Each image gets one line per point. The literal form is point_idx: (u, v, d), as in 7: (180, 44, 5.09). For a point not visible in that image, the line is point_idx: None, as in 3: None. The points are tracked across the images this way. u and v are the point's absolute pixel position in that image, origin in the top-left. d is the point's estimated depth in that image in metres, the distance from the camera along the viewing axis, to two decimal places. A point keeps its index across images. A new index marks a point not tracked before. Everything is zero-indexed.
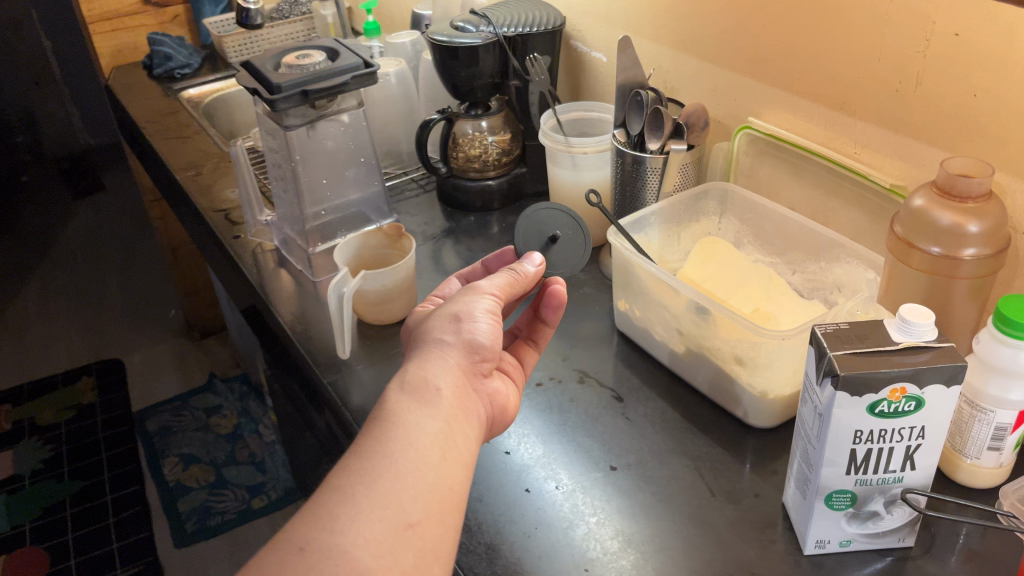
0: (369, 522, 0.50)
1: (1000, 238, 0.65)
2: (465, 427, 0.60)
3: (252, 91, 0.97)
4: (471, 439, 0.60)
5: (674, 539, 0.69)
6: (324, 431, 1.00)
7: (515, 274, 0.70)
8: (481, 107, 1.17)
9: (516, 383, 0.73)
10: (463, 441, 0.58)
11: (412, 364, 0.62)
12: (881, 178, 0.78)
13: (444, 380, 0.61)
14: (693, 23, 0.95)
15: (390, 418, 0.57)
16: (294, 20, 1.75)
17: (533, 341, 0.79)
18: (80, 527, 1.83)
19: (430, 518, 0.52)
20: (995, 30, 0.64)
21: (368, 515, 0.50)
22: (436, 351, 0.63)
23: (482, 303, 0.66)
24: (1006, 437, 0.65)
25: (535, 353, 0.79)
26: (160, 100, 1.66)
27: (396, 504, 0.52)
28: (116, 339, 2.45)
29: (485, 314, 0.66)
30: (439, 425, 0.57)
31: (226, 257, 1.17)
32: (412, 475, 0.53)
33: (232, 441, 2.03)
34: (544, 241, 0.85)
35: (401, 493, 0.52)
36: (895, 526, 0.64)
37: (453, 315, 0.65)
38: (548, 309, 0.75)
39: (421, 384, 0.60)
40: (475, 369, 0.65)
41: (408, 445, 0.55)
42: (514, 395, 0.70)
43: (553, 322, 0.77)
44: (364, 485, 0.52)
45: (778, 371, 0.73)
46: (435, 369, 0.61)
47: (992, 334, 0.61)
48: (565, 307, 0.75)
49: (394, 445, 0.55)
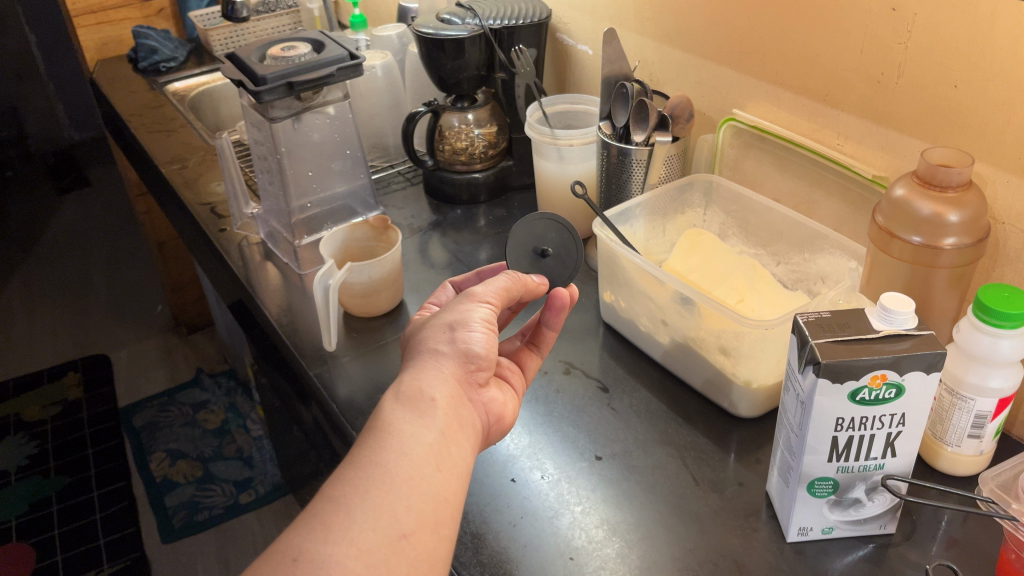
0: (362, 532, 0.50)
1: (980, 228, 0.65)
2: (460, 436, 0.60)
3: (236, 82, 0.96)
4: (466, 450, 0.60)
5: (658, 528, 0.69)
6: (310, 424, 1.00)
7: (512, 279, 0.69)
8: (468, 99, 1.17)
9: (515, 390, 0.72)
10: (458, 451, 0.58)
11: (406, 374, 0.62)
12: (863, 168, 0.79)
13: (439, 390, 0.61)
14: (677, 16, 0.95)
15: (384, 429, 0.57)
16: (280, 14, 1.73)
17: (535, 345, 0.78)
18: (67, 523, 1.82)
19: (424, 528, 0.53)
20: (974, 20, 0.65)
21: (361, 526, 0.50)
22: (430, 362, 0.63)
23: (478, 312, 0.65)
24: (986, 425, 0.65)
25: (539, 356, 0.78)
26: (145, 93, 1.65)
27: (390, 514, 0.52)
28: (101, 335, 2.44)
29: (480, 323, 0.65)
30: (432, 436, 0.57)
31: (212, 250, 1.16)
32: (405, 486, 0.53)
33: (220, 436, 2.02)
34: (534, 257, 0.79)
35: (395, 503, 0.52)
36: (877, 513, 0.65)
37: (448, 326, 0.65)
38: (551, 309, 0.73)
39: (416, 395, 0.59)
40: (470, 379, 0.64)
41: (401, 456, 0.55)
42: (512, 404, 0.69)
43: (556, 326, 0.76)
44: (356, 496, 0.52)
45: (761, 361, 0.74)
46: (430, 380, 0.61)
47: (972, 322, 0.62)
48: (569, 307, 0.73)
49: (387, 455, 0.55)
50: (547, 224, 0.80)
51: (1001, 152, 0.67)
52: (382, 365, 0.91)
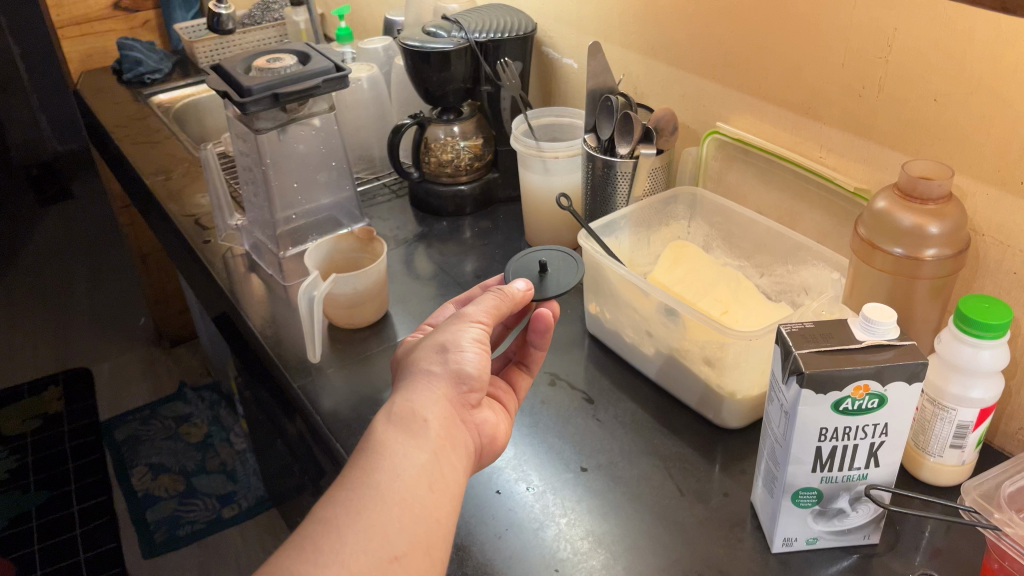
0: (354, 554, 0.50)
1: (960, 239, 0.66)
2: (452, 457, 0.59)
3: (222, 94, 0.96)
4: (459, 470, 0.59)
5: (643, 538, 0.69)
6: (294, 438, 0.99)
7: (502, 295, 0.67)
8: (453, 112, 1.17)
9: (507, 411, 0.72)
10: (450, 472, 0.58)
11: (399, 394, 0.61)
12: (845, 181, 0.80)
13: (431, 411, 0.60)
14: (661, 30, 0.96)
15: (376, 450, 0.56)
16: (266, 26, 1.74)
17: (524, 365, 0.78)
18: (46, 539, 1.80)
19: (416, 550, 0.52)
20: (952, 35, 0.66)
21: (352, 548, 0.50)
22: (422, 382, 0.62)
23: (470, 332, 0.64)
24: (967, 435, 0.66)
25: (529, 376, 0.78)
26: (129, 105, 1.64)
27: (382, 536, 0.51)
28: (83, 348, 2.42)
29: (473, 343, 0.64)
30: (425, 456, 0.57)
31: (196, 262, 1.16)
32: (397, 508, 0.53)
33: (202, 449, 2.01)
34: (534, 274, 0.75)
35: (386, 526, 0.52)
36: (861, 523, 0.65)
37: (440, 345, 0.64)
38: (535, 332, 0.73)
39: (407, 416, 0.59)
40: (463, 400, 0.64)
41: (393, 477, 0.55)
42: (504, 424, 0.69)
43: (542, 347, 0.75)
44: (348, 517, 0.52)
45: (746, 371, 0.74)
46: (422, 400, 0.60)
47: (953, 332, 0.63)
48: (552, 328, 0.72)
49: (380, 477, 0.54)
50: (556, 257, 0.79)
51: (979, 164, 0.68)
52: (368, 377, 0.90)
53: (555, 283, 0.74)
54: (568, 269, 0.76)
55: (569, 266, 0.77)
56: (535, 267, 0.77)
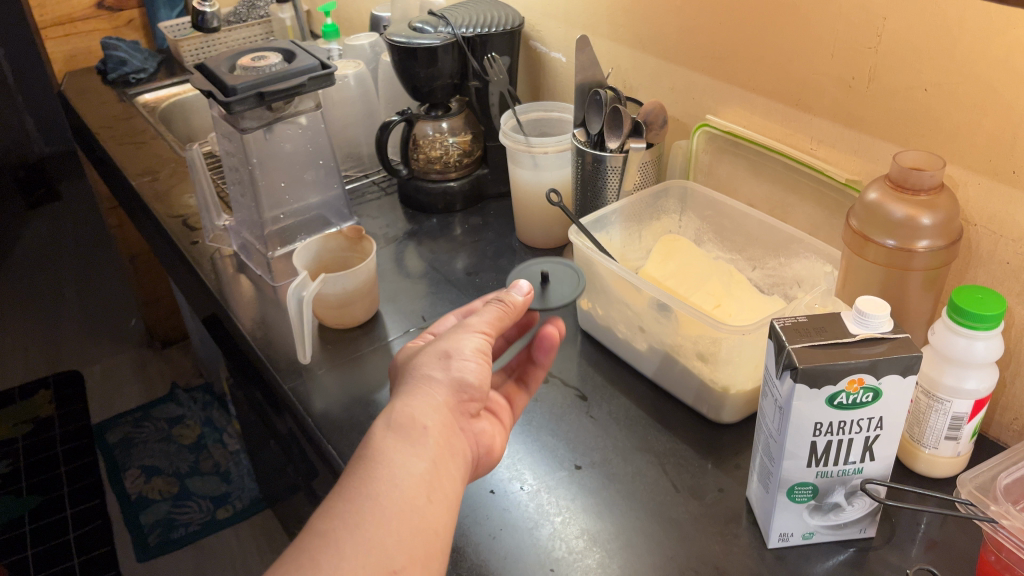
0: (351, 567, 0.49)
1: (953, 230, 0.66)
2: (451, 467, 0.59)
3: (206, 93, 0.95)
4: (457, 479, 0.59)
5: (638, 536, 0.69)
6: (286, 439, 0.98)
7: (504, 305, 0.66)
8: (441, 108, 1.16)
9: (504, 419, 0.71)
10: (447, 482, 0.57)
11: (398, 401, 0.60)
12: (836, 172, 0.79)
13: (431, 419, 0.59)
14: (649, 23, 0.95)
15: (374, 460, 0.56)
16: (252, 24, 1.72)
17: (523, 375, 0.76)
18: (40, 543, 1.79)
19: (413, 562, 0.52)
20: (942, 25, 0.65)
21: (350, 560, 0.50)
22: (421, 389, 0.61)
23: (471, 342, 0.63)
24: (963, 427, 0.65)
25: (528, 395, 0.76)
26: (114, 105, 1.63)
27: (379, 549, 0.51)
28: (73, 350, 2.40)
29: (474, 353, 0.63)
30: (424, 466, 0.56)
31: (184, 264, 1.15)
32: (395, 520, 0.53)
33: (196, 451, 2.00)
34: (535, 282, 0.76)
35: (384, 538, 0.51)
36: (856, 517, 0.65)
37: (441, 352, 0.63)
38: (539, 348, 0.73)
39: (407, 423, 0.58)
40: (462, 408, 0.63)
41: (391, 489, 0.54)
42: (502, 432, 0.69)
43: (544, 362, 0.75)
44: (345, 529, 0.51)
45: (739, 366, 0.74)
46: (422, 409, 0.59)
47: (946, 324, 0.62)
48: (558, 345, 0.73)
49: (378, 487, 0.54)
50: (556, 266, 0.79)
51: (972, 154, 0.67)
52: (360, 378, 0.90)
53: (556, 292, 0.74)
54: (569, 278, 0.76)
55: (570, 276, 0.77)
56: (535, 276, 0.77)
